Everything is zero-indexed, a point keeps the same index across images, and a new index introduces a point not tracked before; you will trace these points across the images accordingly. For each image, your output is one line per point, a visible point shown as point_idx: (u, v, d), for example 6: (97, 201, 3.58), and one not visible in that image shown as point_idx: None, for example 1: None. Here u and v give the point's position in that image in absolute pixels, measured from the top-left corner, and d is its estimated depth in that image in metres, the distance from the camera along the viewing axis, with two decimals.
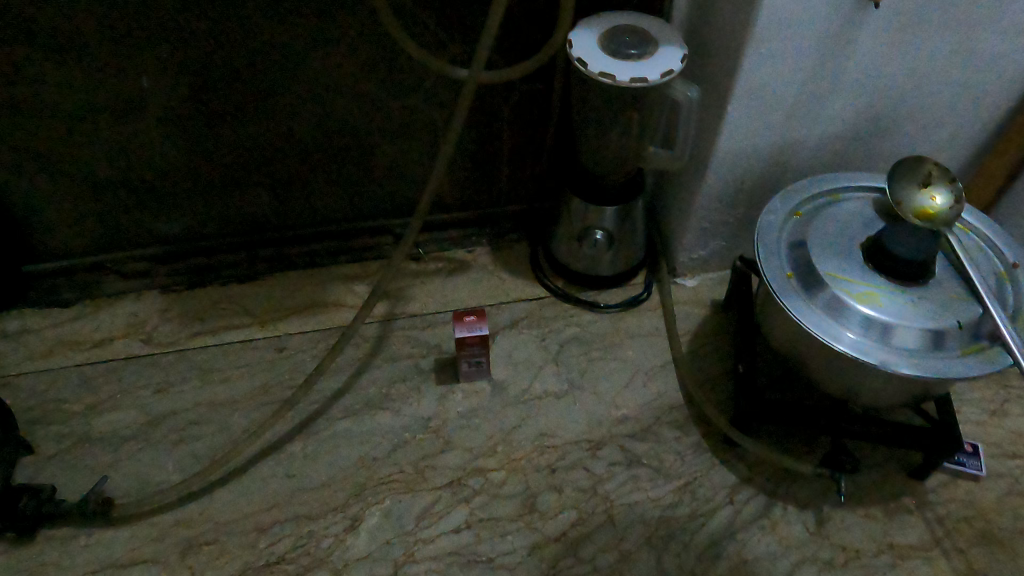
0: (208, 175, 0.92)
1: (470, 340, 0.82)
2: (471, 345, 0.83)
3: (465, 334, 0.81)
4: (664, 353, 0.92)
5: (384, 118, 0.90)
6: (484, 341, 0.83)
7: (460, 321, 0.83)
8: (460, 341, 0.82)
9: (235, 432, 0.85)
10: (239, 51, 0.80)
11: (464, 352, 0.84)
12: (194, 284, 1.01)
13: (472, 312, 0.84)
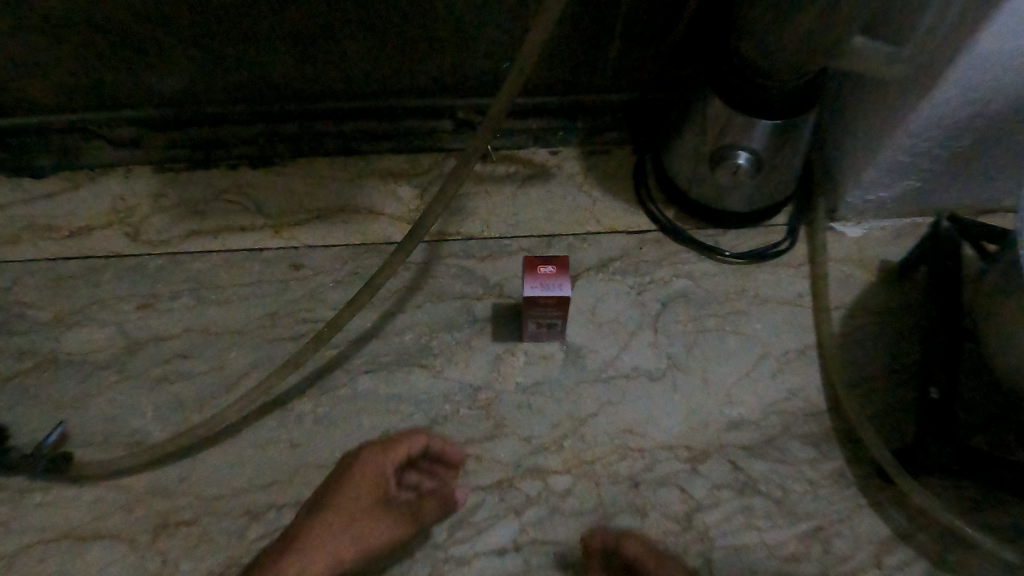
0: (204, 19, 0.66)
1: (542, 300, 0.58)
2: (543, 305, 0.59)
3: (536, 294, 0.57)
4: (805, 332, 0.67)
5: None
6: (561, 303, 0.59)
7: (531, 271, 0.58)
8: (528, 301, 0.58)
9: (231, 375, 0.66)
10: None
11: (534, 312, 0.61)
12: (196, 162, 0.78)
13: (550, 259, 0.59)
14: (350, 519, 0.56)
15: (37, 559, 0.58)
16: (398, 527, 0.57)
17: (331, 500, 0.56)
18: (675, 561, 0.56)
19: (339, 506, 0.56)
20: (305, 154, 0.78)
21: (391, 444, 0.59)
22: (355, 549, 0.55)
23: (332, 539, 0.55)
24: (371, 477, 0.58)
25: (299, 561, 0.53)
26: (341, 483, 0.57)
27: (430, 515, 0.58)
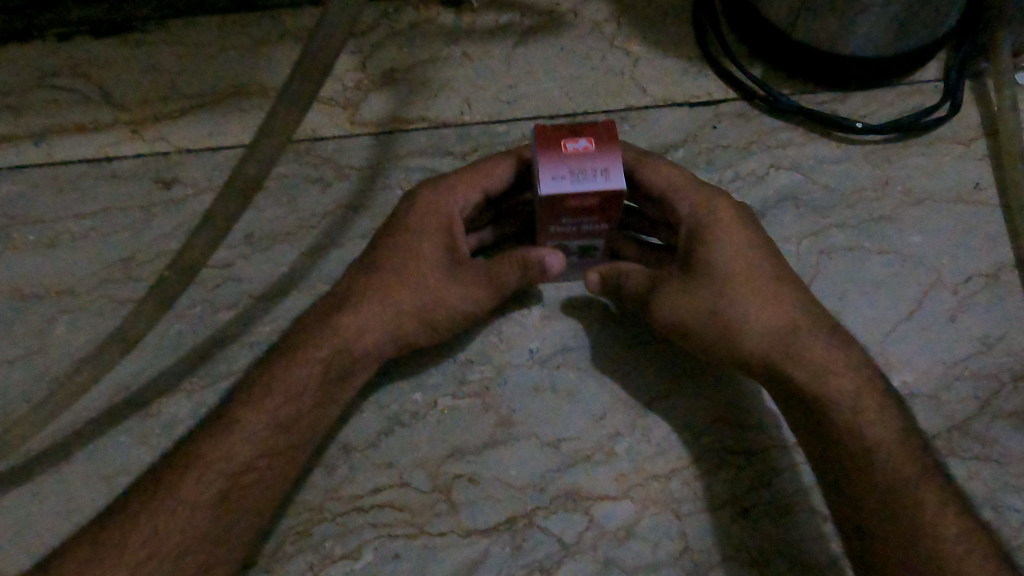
0: None
1: (573, 203, 0.32)
2: (574, 213, 0.33)
3: (562, 189, 0.31)
4: (991, 245, 0.42)
5: None
6: (606, 205, 0.32)
7: (546, 148, 0.31)
8: (547, 207, 0.32)
9: (60, 363, 0.40)
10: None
11: (557, 229, 0.34)
12: (11, 36, 0.50)
13: (579, 125, 0.32)
14: (404, 287, 0.36)
15: None
16: (469, 301, 0.36)
17: (381, 254, 0.36)
18: (736, 212, 0.36)
19: (384, 263, 0.36)
20: (180, 13, 0.50)
21: (475, 169, 0.37)
22: (422, 315, 0.36)
23: (371, 321, 0.35)
24: (444, 216, 0.37)
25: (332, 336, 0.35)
26: (396, 230, 0.37)
27: (510, 270, 0.36)
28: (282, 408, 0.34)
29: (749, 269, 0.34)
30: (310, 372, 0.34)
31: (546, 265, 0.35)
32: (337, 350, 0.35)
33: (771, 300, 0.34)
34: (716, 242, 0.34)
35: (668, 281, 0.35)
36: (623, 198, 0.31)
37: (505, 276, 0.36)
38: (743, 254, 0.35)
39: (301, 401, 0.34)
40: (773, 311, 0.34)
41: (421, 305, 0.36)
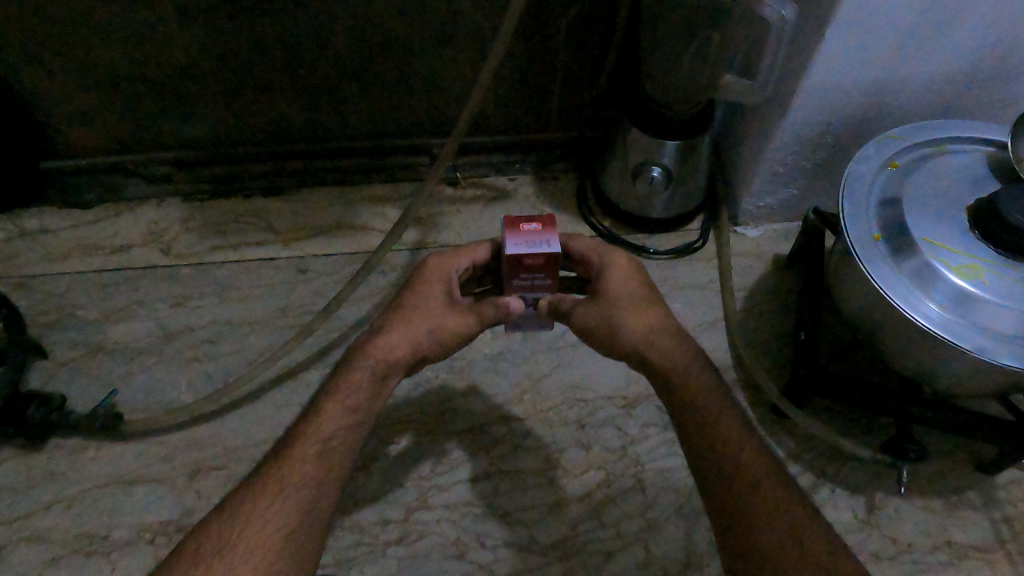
0: (233, 76, 0.84)
1: (528, 259, 0.53)
2: (528, 269, 0.54)
3: (522, 248, 0.51)
4: (715, 308, 0.84)
5: (424, 23, 0.80)
6: (548, 263, 0.53)
7: (515, 230, 0.54)
8: (512, 263, 0.53)
9: (251, 355, 0.81)
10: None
11: (520, 283, 0.55)
12: (216, 194, 0.95)
13: (535, 219, 0.55)
14: (423, 317, 0.56)
15: (93, 500, 0.71)
16: (469, 326, 0.57)
17: (408, 300, 0.57)
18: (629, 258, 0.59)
19: (406, 307, 0.57)
20: (308, 185, 0.96)
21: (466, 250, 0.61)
22: (429, 342, 0.56)
23: (407, 337, 0.56)
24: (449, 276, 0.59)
25: (373, 355, 0.56)
26: (418, 281, 0.58)
27: (494, 309, 0.57)
28: (346, 403, 0.54)
29: (626, 298, 0.57)
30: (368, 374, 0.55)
31: (511, 306, 0.56)
32: (380, 360, 0.55)
33: (647, 316, 0.56)
34: (613, 284, 0.57)
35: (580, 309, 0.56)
36: (557, 257, 0.53)
37: (491, 310, 0.57)
38: (629, 283, 0.57)
39: (358, 396, 0.54)
40: (645, 322, 0.56)
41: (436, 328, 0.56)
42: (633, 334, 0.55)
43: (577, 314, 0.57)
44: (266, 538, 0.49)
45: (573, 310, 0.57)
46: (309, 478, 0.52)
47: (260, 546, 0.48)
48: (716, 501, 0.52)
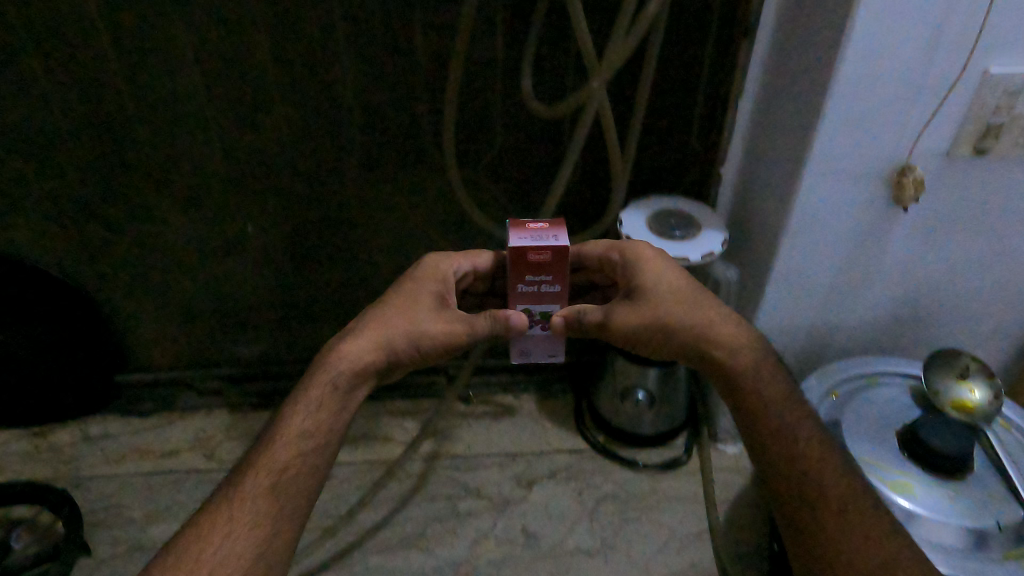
0: (288, 309, 1.02)
1: (534, 255, 0.55)
2: (536, 266, 0.56)
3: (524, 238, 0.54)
4: (700, 520, 0.92)
5: None
6: (555, 259, 0.56)
7: (521, 229, 0.57)
8: (517, 260, 0.55)
9: None
10: (325, 201, 0.90)
11: (526, 284, 0.57)
12: (260, 405, 1.09)
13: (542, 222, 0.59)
14: (402, 319, 0.59)
15: None
16: (451, 333, 0.58)
17: (387, 303, 0.61)
18: (667, 260, 0.65)
19: (386, 309, 0.60)
20: None
21: (460, 256, 0.66)
22: (408, 343, 0.58)
23: (370, 338, 0.58)
24: (437, 278, 0.63)
25: (342, 358, 0.58)
26: (402, 284, 0.63)
27: (482, 322, 0.59)
28: (309, 419, 0.55)
29: (669, 286, 0.62)
30: (337, 377, 0.57)
31: (510, 319, 0.58)
32: (348, 364, 0.57)
33: (689, 309, 0.60)
34: (650, 275, 0.62)
35: (620, 308, 0.60)
36: (565, 252, 0.55)
37: (479, 321, 0.59)
38: (669, 281, 0.62)
39: (323, 411, 0.56)
40: (693, 311, 0.60)
41: (416, 333, 0.58)
42: (684, 319, 0.60)
43: (617, 316, 0.60)
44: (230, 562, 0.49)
45: (614, 310, 0.60)
46: (274, 484, 0.53)
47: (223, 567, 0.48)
48: (778, 488, 0.56)
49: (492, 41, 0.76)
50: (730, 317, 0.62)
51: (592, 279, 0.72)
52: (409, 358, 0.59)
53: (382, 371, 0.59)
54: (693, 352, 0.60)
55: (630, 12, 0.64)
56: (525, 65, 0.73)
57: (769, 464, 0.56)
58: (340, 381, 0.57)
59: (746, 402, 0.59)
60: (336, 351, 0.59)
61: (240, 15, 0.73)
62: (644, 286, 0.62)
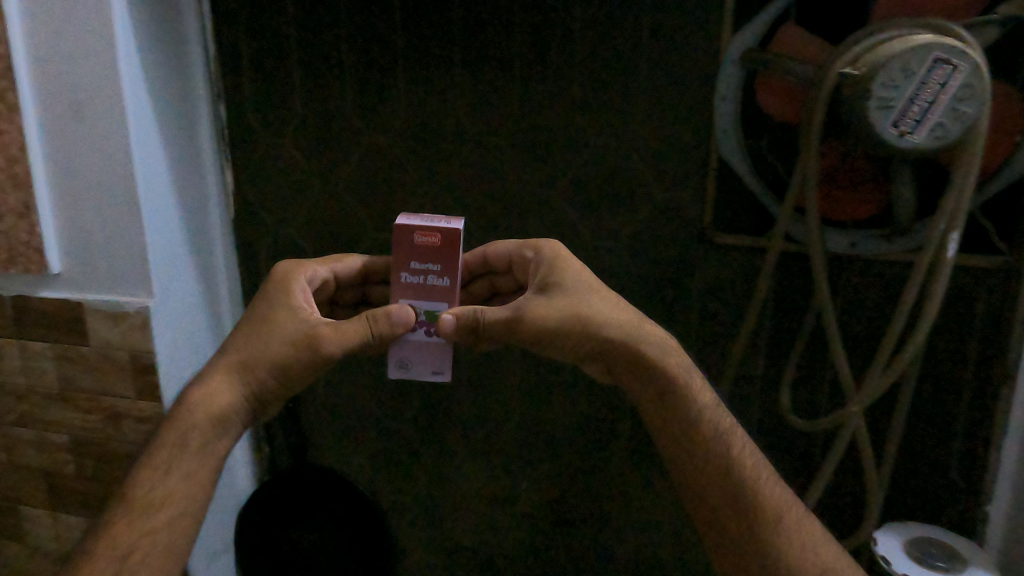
0: (535, 559, 1.19)
1: (422, 237, 0.68)
2: (422, 252, 0.68)
3: (417, 220, 0.67)
4: None
5: (675, 546, 1.13)
6: (444, 245, 0.68)
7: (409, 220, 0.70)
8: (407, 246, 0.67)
9: None
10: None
11: (409, 273, 0.69)
12: None
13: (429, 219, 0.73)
14: (256, 348, 0.69)
15: None
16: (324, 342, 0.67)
17: (240, 338, 0.70)
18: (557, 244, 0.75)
19: (239, 345, 0.70)
20: None
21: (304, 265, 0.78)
22: (271, 373, 0.68)
23: (227, 378, 0.70)
24: (295, 289, 0.73)
25: (203, 402, 0.69)
26: (247, 314, 0.72)
27: (351, 331, 0.67)
28: (167, 473, 0.67)
29: (586, 289, 0.70)
30: (199, 421, 0.68)
31: (391, 315, 0.66)
32: (212, 406, 0.69)
33: (603, 298, 0.69)
34: (567, 272, 0.70)
35: (538, 299, 0.67)
36: (454, 237, 0.68)
37: (351, 330, 0.66)
38: (578, 274, 0.70)
39: (185, 459, 0.68)
40: (609, 304, 0.69)
41: (291, 352, 0.68)
42: (597, 318, 0.67)
43: (528, 311, 0.66)
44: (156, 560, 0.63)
45: (524, 304, 0.67)
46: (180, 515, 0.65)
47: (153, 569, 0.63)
48: (710, 491, 0.67)
49: (755, 361, 0.92)
50: (639, 322, 0.70)
51: (492, 280, 0.83)
52: (281, 379, 0.69)
53: (266, 396, 0.70)
54: (599, 350, 0.68)
55: (886, 355, 0.76)
56: (786, 383, 0.87)
57: (688, 462, 0.68)
58: (226, 411, 0.69)
59: (675, 400, 0.69)
60: (222, 379, 0.70)
61: None
62: (561, 285, 0.69)
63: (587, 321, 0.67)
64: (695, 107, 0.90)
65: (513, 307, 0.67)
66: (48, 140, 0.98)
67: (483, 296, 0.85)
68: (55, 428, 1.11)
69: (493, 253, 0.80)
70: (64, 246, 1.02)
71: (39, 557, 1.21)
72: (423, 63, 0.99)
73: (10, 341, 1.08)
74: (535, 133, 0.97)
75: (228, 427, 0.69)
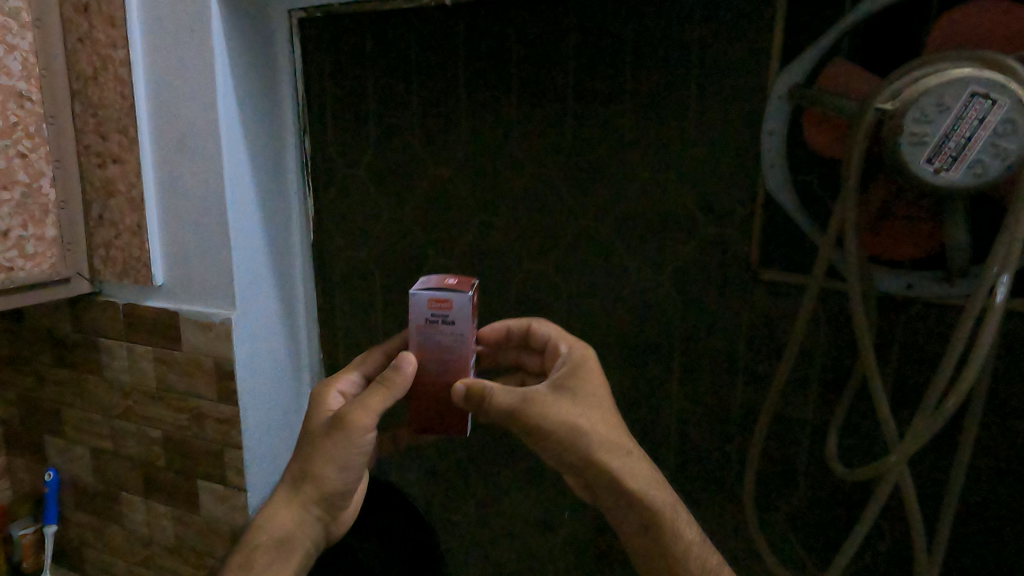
0: None
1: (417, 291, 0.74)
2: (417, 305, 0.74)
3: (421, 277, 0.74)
4: None
5: None
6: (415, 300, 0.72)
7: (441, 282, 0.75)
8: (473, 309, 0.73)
9: None
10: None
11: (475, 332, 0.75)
12: None
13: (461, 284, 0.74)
14: (309, 461, 0.74)
15: None
16: (354, 419, 0.71)
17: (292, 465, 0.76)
18: (586, 347, 0.80)
19: (292, 466, 0.76)
20: None
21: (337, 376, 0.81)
22: (324, 466, 0.73)
23: (288, 499, 0.75)
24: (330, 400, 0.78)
25: (270, 523, 0.74)
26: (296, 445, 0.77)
27: (378, 402, 0.71)
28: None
29: (595, 402, 0.73)
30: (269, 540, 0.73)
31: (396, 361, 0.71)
32: (279, 526, 0.74)
33: (609, 416, 0.73)
34: (586, 380, 0.75)
35: (545, 400, 0.71)
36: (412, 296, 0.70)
37: (373, 399, 0.71)
38: (598, 385, 0.75)
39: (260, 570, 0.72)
40: (612, 426, 0.72)
41: (330, 443, 0.72)
42: (593, 432, 0.70)
43: (529, 405, 0.71)
44: None
45: (531, 401, 0.71)
46: None
47: None
48: None
49: (801, 400, 0.89)
50: (628, 451, 0.73)
51: (522, 355, 0.91)
52: (337, 468, 0.73)
53: (327, 500, 0.75)
54: (579, 464, 0.71)
55: (932, 402, 0.71)
56: (831, 428, 0.83)
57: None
58: (289, 531, 0.74)
59: (665, 532, 0.71)
60: (286, 502, 0.75)
61: (601, 340, 1.03)
62: (574, 391, 0.73)
63: (586, 433, 0.70)
64: (741, 142, 0.89)
65: (520, 395, 0.71)
66: (160, 168, 1.13)
67: (506, 363, 0.92)
68: (152, 424, 1.25)
69: (536, 334, 0.87)
70: (167, 262, 1.16)
71: (134, 540, 1.34)
72: (482, 99, 1.05)
73: (119, 343, 1.23)
74: (585, 166, 1.00)
75: (292, 544, 0.74)
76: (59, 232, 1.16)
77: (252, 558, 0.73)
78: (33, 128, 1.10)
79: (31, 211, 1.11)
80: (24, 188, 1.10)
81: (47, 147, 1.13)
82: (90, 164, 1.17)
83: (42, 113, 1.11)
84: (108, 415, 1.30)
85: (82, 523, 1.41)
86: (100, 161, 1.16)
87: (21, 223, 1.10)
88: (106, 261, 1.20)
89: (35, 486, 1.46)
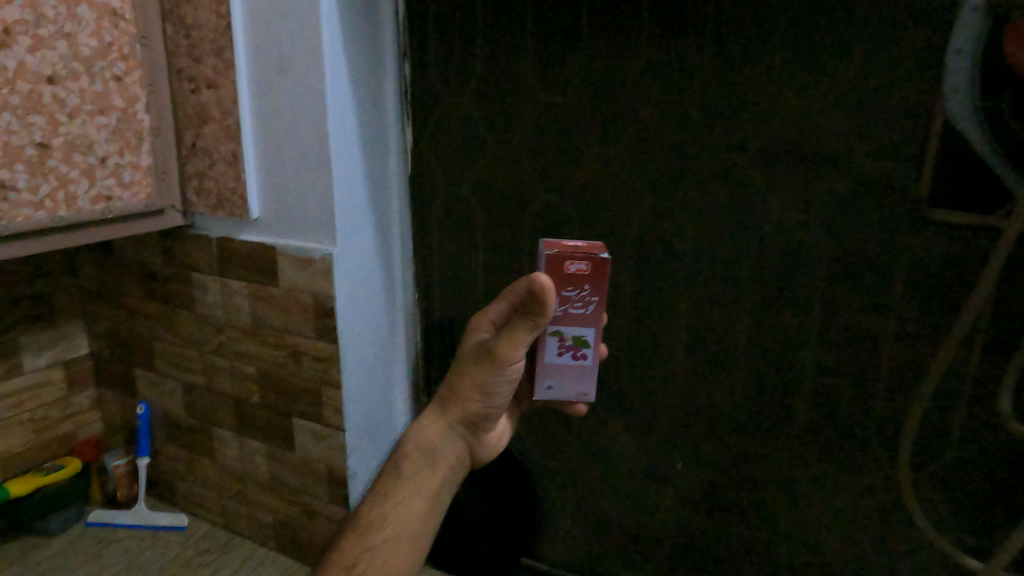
0: (686, 553, 1.10)
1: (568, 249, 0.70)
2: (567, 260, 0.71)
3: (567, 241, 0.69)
4: None
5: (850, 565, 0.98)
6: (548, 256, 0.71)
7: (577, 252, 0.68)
8: (556, 271, 0.67)
9: None
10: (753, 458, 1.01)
11: (558, 304, 0.68)
12: None
13: (584, 264, 0.67)
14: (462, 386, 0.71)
15: None
16: (502, 351, 0.67)
17: (446, 388, 0.72)
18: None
19: (444, 392, 0.72)
20: None
21: (497, 299, 0.71)
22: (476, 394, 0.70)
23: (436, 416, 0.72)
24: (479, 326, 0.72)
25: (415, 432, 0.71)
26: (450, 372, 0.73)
27: (526, 335, 0.66)
28: (401, 482, 0.66)
29: None
30: (416, 450, 0.69)
31: (532, 280, 0.63)
32: (424, 432, 0.70)
33: None
34: None
35: None
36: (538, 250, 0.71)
37: (518, 330, 0.66)
38: None
39: (416, 476, 0.67)
40: None
41: (480, 369, 0.69)
42: None
43: None
44: (410, 524, 0.63)
45: None
46: (422, 493, 0.66)
47: (408, 521, 0.63)
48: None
49: (966, 353, 0.81)
50: None
51: None
52: (481, 396, 0.70)
53: (475, 419, 0.71)
54: None
55: None
56: (1006, 386, 0.75)
57: None
58: (435, 442, 0.69)
59: None
60: (433, 419, 0.71)
61: (731, 282, 0.96)
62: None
63: None
64: (916, 65, 0.79)
65: None
66: (256, 96, 1.07)
67: None
68: (246, 360, 1.22)
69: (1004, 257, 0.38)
70: (262, 193, 1.11)
71: (226, 474, 1.35)
72: (606, 20, 0.96)
73: (213, 278, 1.21)
74: (723, 94, 0.91)
75: (438, 455, 0.68)
76: (153, 160, 1.12)
77: (401, 465, 0.68)
78: (127, 49, 1.05)
79: (127, 138, 1.07)
80: (119, 113, 1.05)
81: (141, 71, 1.08)
82: (183, 90, 1.11)
83: (136, 33, 1.06)
84: (199, 350, 1.28)
85: (172, 457, 1.42)
86: (194, 87, 1.10)
87: (117, 150, 1.06)
88: (199, 193, 1.16)
89: (125, 419, 1.48)
